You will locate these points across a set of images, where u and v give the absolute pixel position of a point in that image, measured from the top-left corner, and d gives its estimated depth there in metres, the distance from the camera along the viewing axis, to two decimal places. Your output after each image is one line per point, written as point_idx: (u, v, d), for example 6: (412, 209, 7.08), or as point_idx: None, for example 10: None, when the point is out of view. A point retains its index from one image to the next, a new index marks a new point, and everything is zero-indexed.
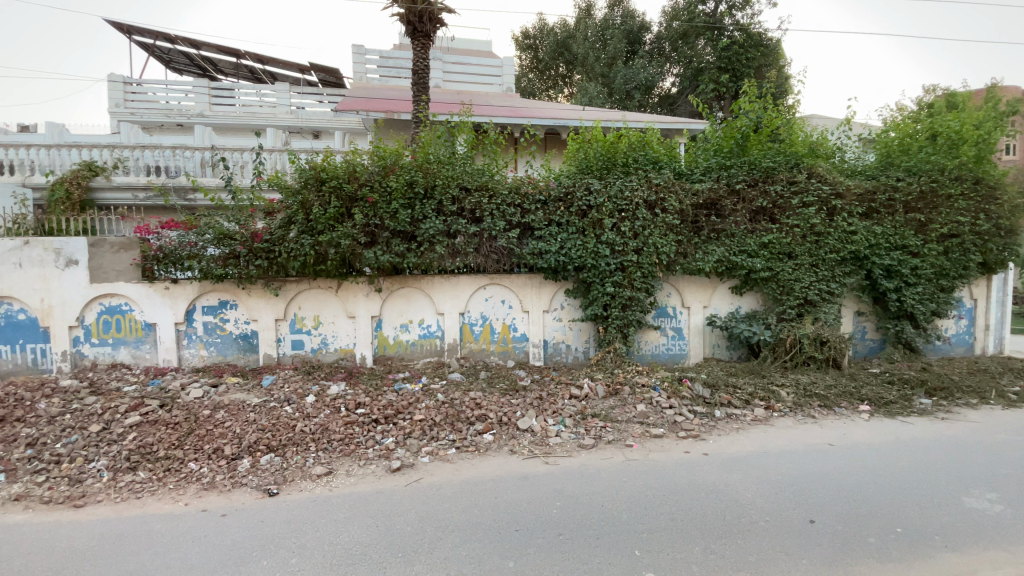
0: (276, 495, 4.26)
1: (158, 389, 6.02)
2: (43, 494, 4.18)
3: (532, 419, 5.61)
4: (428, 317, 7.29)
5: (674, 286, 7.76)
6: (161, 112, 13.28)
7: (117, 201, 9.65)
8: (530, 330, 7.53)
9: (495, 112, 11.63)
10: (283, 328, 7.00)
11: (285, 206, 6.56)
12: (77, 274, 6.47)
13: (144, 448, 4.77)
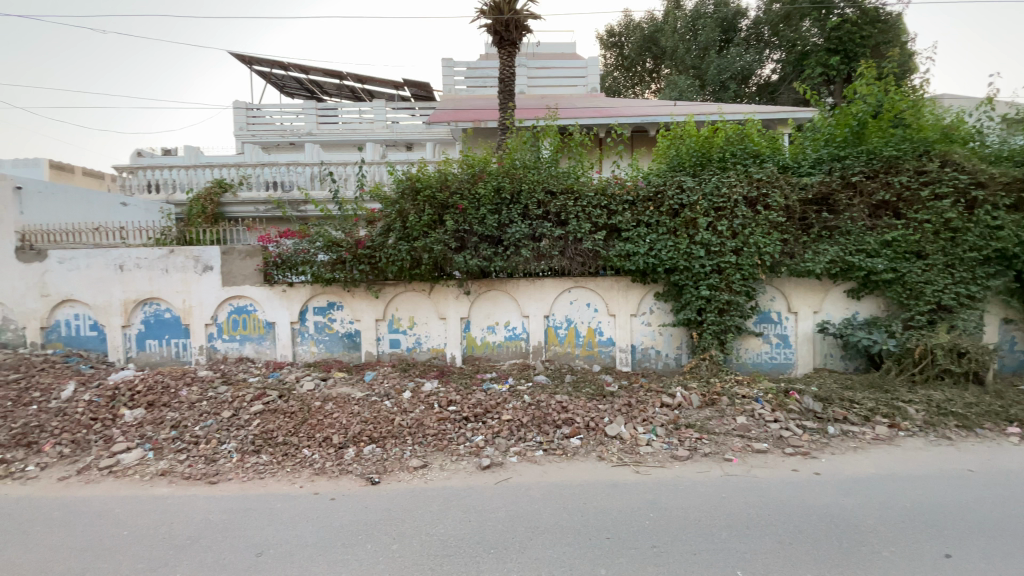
0: (378, 483, 4.53)
1: (277, 381, 6.68)
2: (185, 471, 4.80)
3: (621, 425, 5.43)
4: (514, 319, 7.36)
5: (778, 290, 7.12)
6: (277, 132, 14.73)
7: (241, 213, 10.89)
8: (617, 334, 7.31)
9: (580, 113, 11.46)
10: (381, 328, 7.44)
11: (384, 215, 6.97)
12: (211, 278, 7.38)
13: (266, 434, 5.31)
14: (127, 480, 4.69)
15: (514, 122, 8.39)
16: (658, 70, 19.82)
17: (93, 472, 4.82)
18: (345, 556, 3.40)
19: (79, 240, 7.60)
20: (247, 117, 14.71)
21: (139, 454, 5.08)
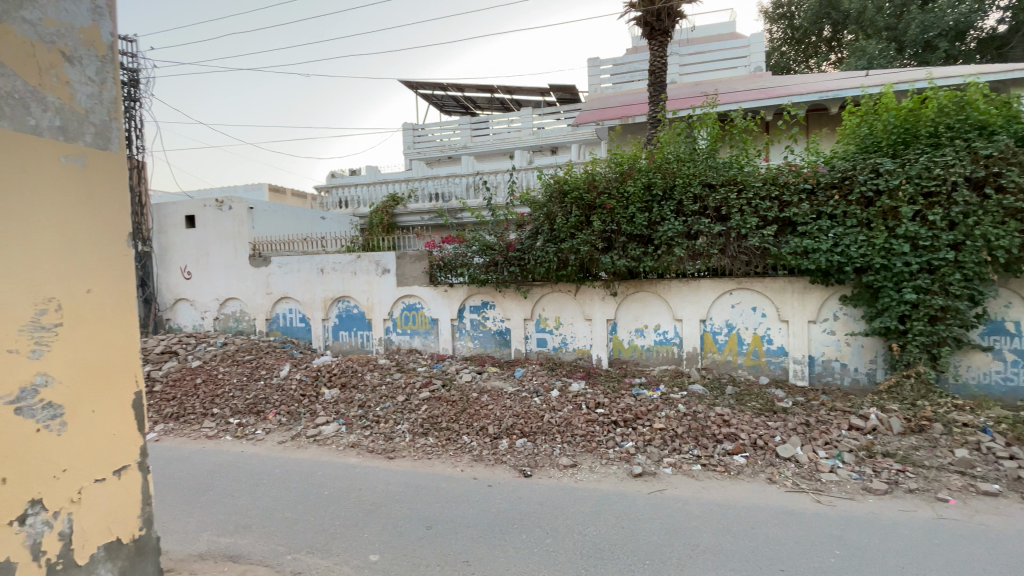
0: (530, 477, 4.64)
1: (441, 371, 7.31)
2: (368, 445, 5.51)
3: (796, 447, 4.73)
4: (665, 322, 6.90)
5: (1016, 292, 5.53)
6: (438, 147, 16.05)
7: (411, 223, 12.10)
8: (790, 343, 6.38)
9: (742, 97, 10.27)
10: (530, 327, 7.60)
11: (534, 219, 7.18)
12: (388, 280, 8.37)
13: (432, 419, 5.84)
14: (326, 448, 5.55)
15: (664, 115, 7.86)
16: (840, 38, 16.59)
17: (303, 439, 5.82)
18: (502, 542, 3.53)
19: (291, 249, 9.35)
20: (414, 137, 16.28)
21: (335, 427, 5.98)
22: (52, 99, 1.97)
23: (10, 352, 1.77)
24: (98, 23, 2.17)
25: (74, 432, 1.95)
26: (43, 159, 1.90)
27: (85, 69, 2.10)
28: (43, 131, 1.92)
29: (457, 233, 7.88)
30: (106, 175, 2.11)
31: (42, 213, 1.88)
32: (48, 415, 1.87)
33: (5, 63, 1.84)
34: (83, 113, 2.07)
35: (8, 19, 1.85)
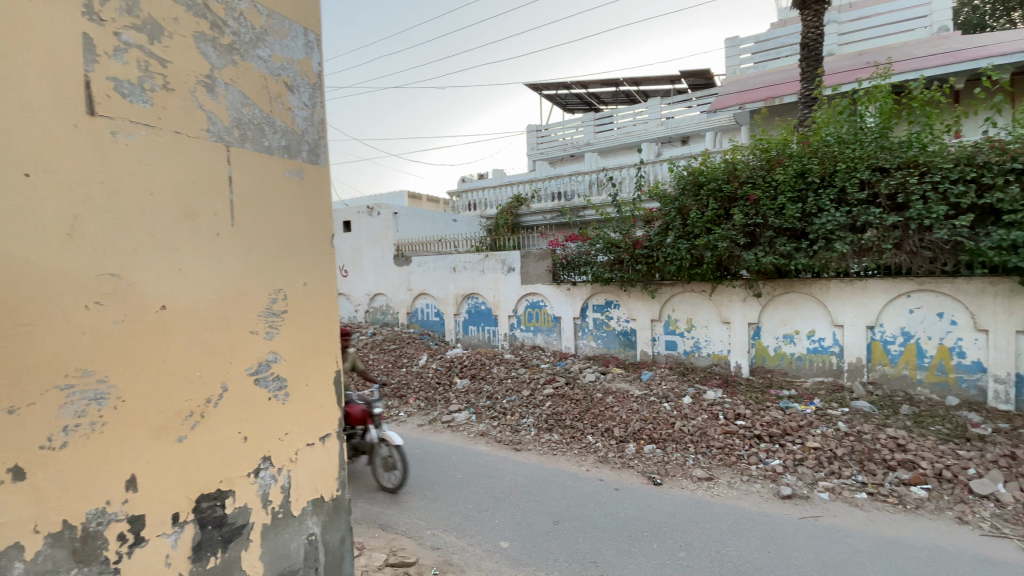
0: (660, 485, 4.39)
1: (564, 368, 7.12)
2: (496, 435, 5.73)
3: (1000, 484, 3.77)
4: (820, 328, 5.70)
5: None
6: (560, 147, 14.41)
7: (535, 222, 11.90)
8: (994, 359, 4.82)
9: (927, 61, 8.46)
10: (658, 328, 6.85)
11: (663, 213, 6.45)
12: (514, 279, 8.51)
13: (556, 416, 5.85)
14: (458, 434, 5.91)
15: (820, 91, 6.79)
16: None
17: (439, 424, 6.26)
18: (631, 547, 3.41)
19: (427, 249, 10.12)
20: (536, 138, 14.85)
21: (466, 416, 6.33)
22: (279, 125, 1.67)
23: (253, 334, 1.57)
24: (311, 54, 1.79)
25: (298, 402, 1.72)
26: (268, 171, 1.63)
27: (303, 98, 1.76)
28: (272, 152, 1.64)
29: (581, 231, 7.56)
30: (319, 192, 1.82)
31: (279, 204, 1.66)
32: (277, 386, 1.65)
33: (248, 96, 1.57)
34: (299, 136, 1.74)
35: (247, 57, 1.56)
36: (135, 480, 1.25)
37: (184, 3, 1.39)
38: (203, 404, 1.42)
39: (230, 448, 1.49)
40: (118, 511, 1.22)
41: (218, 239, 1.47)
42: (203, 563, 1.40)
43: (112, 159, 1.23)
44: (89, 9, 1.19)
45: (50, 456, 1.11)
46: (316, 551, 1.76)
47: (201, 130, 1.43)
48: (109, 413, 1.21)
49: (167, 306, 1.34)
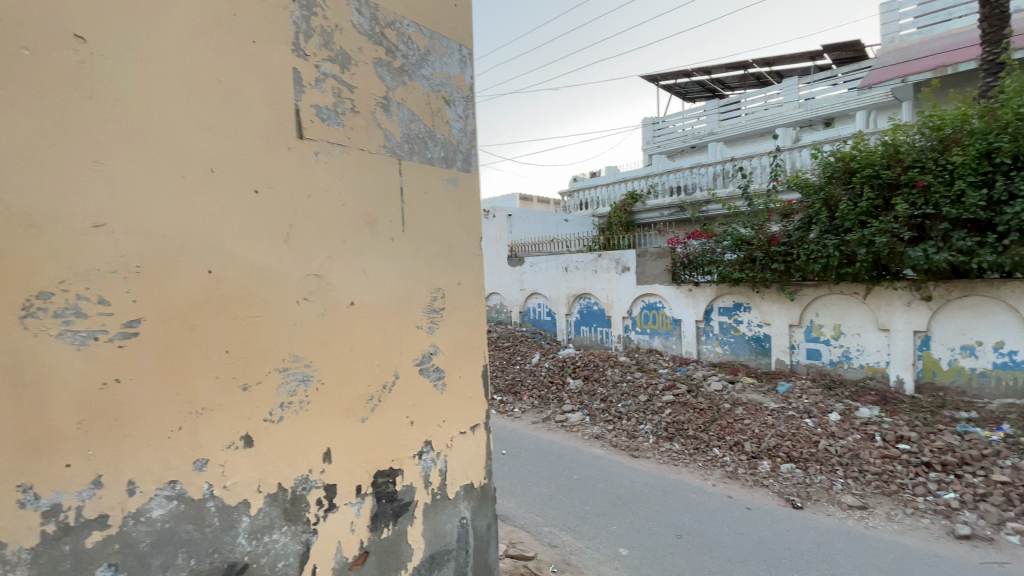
0: (801, 509, 3.75)
1: (685, 375, 6.45)
2: (612, 439, 5.32)
3: None
4: (1013, 339, 4.63)
5: None
6: (679, 139, 13.30)
7: (652, 219, 10.96)
8: None
9: None
10: (797, 334, 6.06)
11: (805, 205, 5.69)
12: (629, 278, 7.96)
13: (677, 424, 5.24)
14: (572, 435, 5.61)
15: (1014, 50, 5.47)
16: None
17: (552, 423, 6.05)
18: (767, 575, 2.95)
19: (540, 250, 10.10)
20: (652, 132, 14.02)
21: (580, 417, 6.00)
22: (438, 137, 1.81)
23: (417, 328, 1.72)
24: (464, 68, 1.91)
25: (452, 392, 1.84)
26: (430, 180, 1.77)
27: (458, 110, 1.88)
28: (433, 163, 1.78)
29: (705, 228, 6.90)
30: (472, 198, 1.93)
31: (439, 209, 1.80)
32: (437, 376, 1.79)
33: (414, 113, 1.72)
34: (454, 146, 1.86)
35: (414, 77, 1.71)
36: (330, 452, 1.44)
37: (367, 34, 1.57)
38: (381, 390, 1.60)
39: (399, 430, 1.65)
40: (317, 479, 1.42)
41: (392, 243, 1.64)
42: (379, 533, 1.57)
43: (315, 176, 1.43)
44: (298, 47, 1.39)
45: (272, 428, 1.32)
46: (467, 533, 1.87)
47: (378, 146, 1.60)
48: (314, 393, 1.41)
49: (355, 303, 1.52)
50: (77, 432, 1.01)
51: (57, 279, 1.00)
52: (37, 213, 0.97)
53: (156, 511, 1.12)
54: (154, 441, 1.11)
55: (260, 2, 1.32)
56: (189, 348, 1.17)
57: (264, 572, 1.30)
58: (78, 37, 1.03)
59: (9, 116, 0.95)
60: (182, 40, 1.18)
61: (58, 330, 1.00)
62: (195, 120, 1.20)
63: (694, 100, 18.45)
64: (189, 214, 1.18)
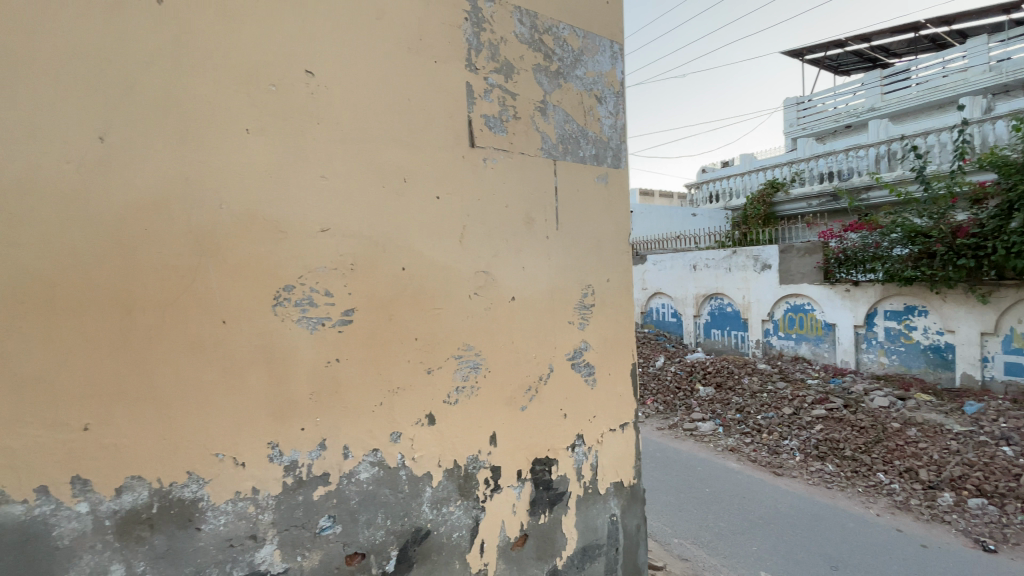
0: (997, 555, 3.07)
1: (840, 388, 5.63)
2: (749, 453, 4.77)
3: None
4: None
5: None
6: (830, 118, 11.51)
7: (798, 211, 9.09)
8: None
9: None
10: (991, 345, 4.99)
11: (1003, 188, 4.63)
12: (771, 276, 7.10)
13: (830, 442, 4.56)
14: (703, 445, 5.13)
15: None
16: None
17: (680, 431, 5.58)
18: None
19: (665, 247, 9.43)
20: (796, 112, 12.43)
21: (712, 426, 5.46)
22: (590, 135, 1.81)
23: (570, 323, 1.74)
24: (615, 64, 1.90)
25: (603, 389, 1.84)
26: (583, 178, 1.78)
27: (609, 107, 1.87)
28: (585, 161, 1.79)
29: (868, 218, 5.94)
30: (623, 194, 1.90)
31: (592, 205, 1.81)
32: (587, 372, 1.79)
33: (569, 114, 1.75)
34: (605, 143, 1.85)
35: (569, 78, 1.75)
36: (496, 437, 1.55)
37: (527, 42, 1.64)
38: (537, 381, 1.66)
39: (554, 423, 1.69)
40: (485, 459, 1.53)
41: (547, 241, 1.68)
42: (537, 518, 1.64)
43: (482, 179, 1.54)
44: (469, 62, 1.52)
45: (449, 409, 1.45)
46: (616, 530, 1.87)
47: (536, 148, 1.66)
48: (481, 380, 1.53)
49: (515, 298, 1.60)
50: (309, 401, 1.22)
51: (297, 274, 1.21)
52: (283, 219, 1.19)
53: (362, 474, 1.30)
54: (360, 414, 1.29)
55: (440, 23, 1.46)
56: (386, 335, 1.34)
57: (442, 540, 1.44)
58: (309, 72, 1.24)
59: (265, 143, 1.17)
60: (380, 65, 1.35)
61: (297, 316, 1.21)
62: (391, 136, 1.36)
63: (849, 71, 16.03)
64: (386, 218, 1.35)
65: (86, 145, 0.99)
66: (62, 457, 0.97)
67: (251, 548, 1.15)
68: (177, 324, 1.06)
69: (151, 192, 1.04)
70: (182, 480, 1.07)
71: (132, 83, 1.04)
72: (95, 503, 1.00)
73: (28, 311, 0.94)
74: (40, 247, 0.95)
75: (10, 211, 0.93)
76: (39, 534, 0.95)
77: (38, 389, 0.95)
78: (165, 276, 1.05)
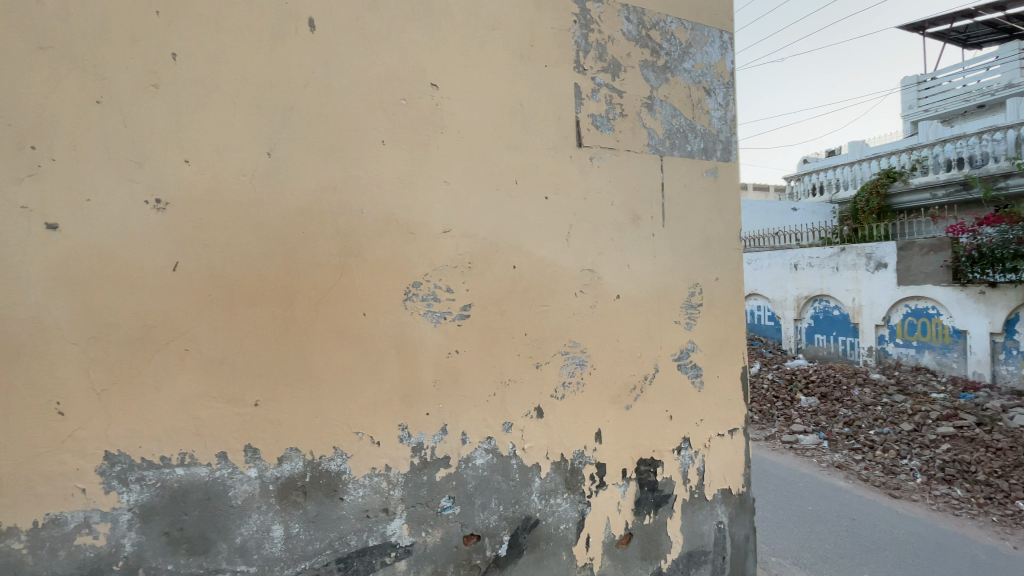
0: None
1: (973, 404, 4.90)
2: (861, 471, 4.19)
3: None
4: None
5: None
6: (958, 98, 9.84)
7: (918, 204, 7.91)
8: None
9: None
10: None
11: None
12: (887, 276, 6.34)
13: (959, 464, 3.97)
14: (805, 459, 4.57)
15: None
16: None
17: (777, 442, 5.02)
18: None
19: (760, 245, 8.77)
20: (918, 91, 10.81)
21: (815, 440, 4.88)
22: (699, 129, 1.76)
23: (677, 323, 1.69)
24: (725, 53, 1.82)
25: (711, 392, 1.77)
26: (691, 174, 1.73)
27: (718, 98, 1.80)
28: (693, 156, 1.74)
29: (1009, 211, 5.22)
30: (734, 188, 1.81)
31: (700, 202, 1.75)
32: (695, 373, 1.73)
33: (676, 108, 1.71)
34: (714, 136, 1.78)
35: (677, 72, 1.71)
36: (601, 433, 1.56)
37: (634, 39, 1.63)
38: (642, 381, 1.63)
39: (658, 424, 1.66)
40: (591, 455, 1.54)
41: (653, 238, 1.65)
42: (642, 518, 1.63)
43: (589, 178, 1.55)
44: (578, 63, 1.54)
45: (556, 403, 1.49)
46: (724, 538, 1.79)
47: (643, 144, 1.64)
48: (587, 377, 1.54)
49: (621, 296, 1.60)
50: (433, 388, 1.31)
51: (422, 271, 1.31)
52: (411, 221, 1.29)
53: (478, 459, 1.38)
54: (476, 404, 1.37)
55: (550, 29, 1.50)
56: (499, 330, 1.41)
57: (550, 530, 1.48)
58: (433, 85, 1.33)
59: (396, 152, 1.28)
60: (495, 72, 1.42)
61: (423, 310, 1.31)
62: (505, 140, 1.43)
63: (981, 47, 13.91)
64: (500, 218, 1.41)
65: (257, 158, 1.15)
66: (237, 428, 1.12)
67: (383, 520, 1.26)
68: (326, 315, 1.20)
69: (304, 200, 1.18)
70: (329, 453, 1.21)
71: (291, 103, 1.18)
72: (261, 469, 1.15)
73: (212, 301, 1.10)
74: (222, 247, 1.11)
75: (200, 217, 1.10)
76: (219, 492, 1.12)
77: (219, 368, 1.11)
78: (316, 273, 1.19)
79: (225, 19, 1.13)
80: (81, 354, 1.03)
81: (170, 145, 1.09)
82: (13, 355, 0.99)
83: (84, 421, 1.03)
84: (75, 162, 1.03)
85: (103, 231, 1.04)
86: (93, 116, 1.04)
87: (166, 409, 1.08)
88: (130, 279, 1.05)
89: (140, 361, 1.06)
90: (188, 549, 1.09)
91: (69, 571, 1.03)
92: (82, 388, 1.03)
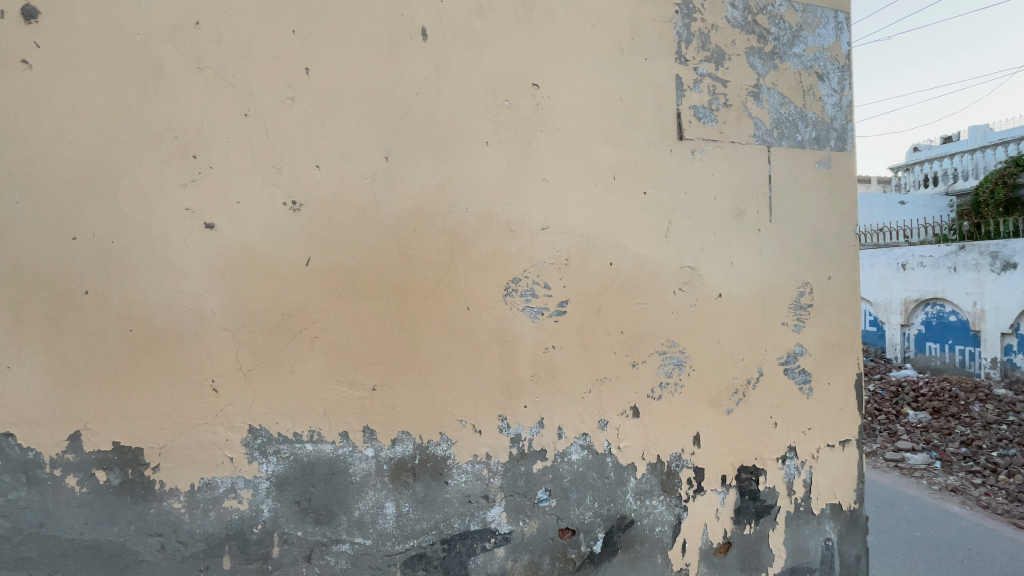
0: None
1: None
2: (979, 497, 3.67)
3: None
4: None
5: None
6: None
7: None
8: None
9: None
10: None
11: None
12: (1016, 278, 5.54)
13: None
14: (912, 479, 4.09)
15: None
16: None
17: (880, 460, 4.54)
18: None
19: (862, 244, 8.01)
20: None
21: (925, 459, 4.36)
22: (810, 117, 1.64)
23: (784, 325, 1.60)
24: (841, 35, 1.68)
25: (821, 400, 1.65)
26: (800, 165, 1.62)
27: (830, 83, 1.67)
28: (803, 146, 1.63)
29: None
30: (849, 179, 1.67)
31: (810, 195, 1.63)
32: (802, 379, 1.63)
33: (785, 96, 1.61)
34: (827, 123, 1.66)
35: (786, 58, 1.61)
36: (699, 437, 1.51)
37: (740, 25, 1.56)
38: (745, 384, 1.56)
39: (761, 430, 1.58)
40: (688, 458, 1.50)
41: (759, 234, 1.57)
42: (742, 527, 1.56)
43: (690, 171, 1.50)
44: (679, 55, 1.50)
45: (652, 404, 1.46)
46: (832, 558, 1.66)
47: (749, 135, 1.56)
48: (686, 378, 1.49)
49: (722, 295, 1.53)
50: (531, 382, 1.34)
51: (522, 268, 1.34)
52: (513, 219, 1.33)
53: (574, 455, 1.39)
54: (574, 399, 1.38)
55: (649, 21, 1.47)
56: (597, 327, 1.41)
57: (645, 531, 1.46)
58: (535, 85, 1.36)
59: (500, 153, 1.32)
60: (596, 68, 1.41)
61: (522, 305, 1.33)
62: (606, 137, 1.42)
63: None
64: (599, 215, 1.41)
65: (377, 163, 1.23)
66: (357, 410, 1.22)
67: (484, 506, 1.31)
68: (436, 310, 1.26)
69: (417, 200, 1.25)
70: (435, 439, 1.27)
71: (406, 109, 1.25)
72: (377, 449, 1.23)
73: (338, 293, 1.20)
74: (347, 243, 1.21)
75: (329, 217, 1.20)
76: (342, 468, 1.21)
77: (343, 354, 1.21)
78: (427, 270, 1.26)
79: (347, 35, 1.22)
80: (231, 339, 1.16)
81: (303, 151, 1.19)
82: (181, 336, 1.14)
83: (233, 399, 1.16)
84: (227, 168, 1.16)
85: (248, 231, 1.17)
86: (242, 127, 1.17)
87: (298, 391, 1.19)
88: (270, 272, 1.17)
89: (278, 346, 1.18)
90: (315, 518, 1.20)
91: (218, 530, 1.17)
92: (232, 368, 1.16)
